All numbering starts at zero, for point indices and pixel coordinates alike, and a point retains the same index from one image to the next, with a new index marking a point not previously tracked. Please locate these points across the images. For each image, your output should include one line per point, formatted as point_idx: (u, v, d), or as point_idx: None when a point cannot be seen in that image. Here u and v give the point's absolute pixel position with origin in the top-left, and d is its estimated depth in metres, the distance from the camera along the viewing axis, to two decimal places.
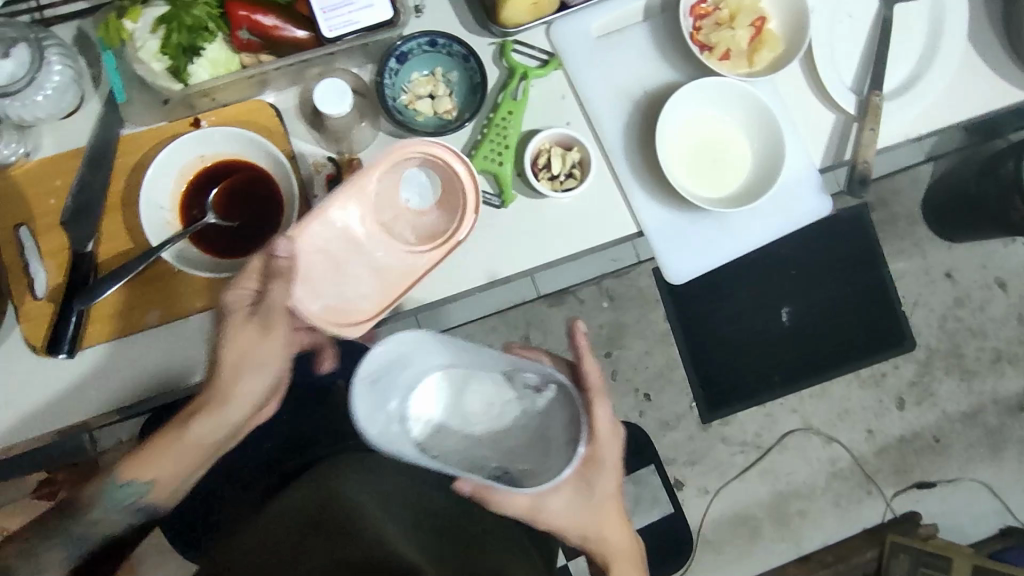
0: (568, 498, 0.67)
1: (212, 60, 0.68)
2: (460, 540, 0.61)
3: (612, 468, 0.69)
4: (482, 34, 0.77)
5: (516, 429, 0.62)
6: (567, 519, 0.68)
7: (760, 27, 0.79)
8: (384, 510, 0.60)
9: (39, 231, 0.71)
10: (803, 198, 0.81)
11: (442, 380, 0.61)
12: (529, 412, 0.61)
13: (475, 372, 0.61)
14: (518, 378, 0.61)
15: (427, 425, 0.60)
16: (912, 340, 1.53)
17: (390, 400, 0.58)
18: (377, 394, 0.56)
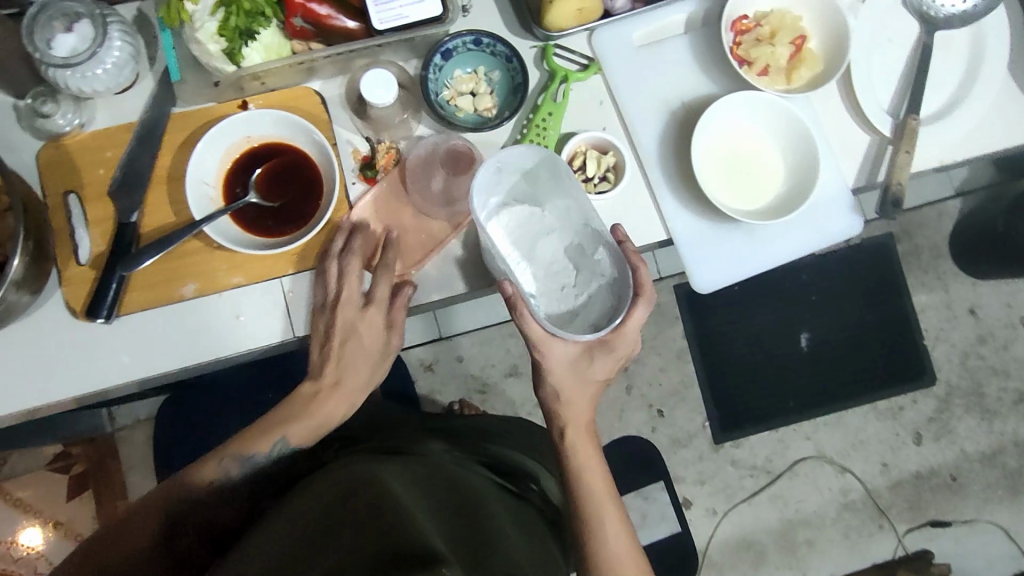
0: (569, 361, 0.75)
1: (265, 44, 0.71)
2: (481, 531, 0.61)
3: (616, 359, 0.77)
4: (525, 36, 0.79)
5: (569, 295, 0.73)
6: (556, 373, 0.75)
7: (800, 46, 0.79)
8: (418, 505, 0.59)
9: (86, 200, 0.73)
10: (834, 215, 0.81)
11: (539, 219, 0.74)
12: (585, 290, 0.73)
13: (571, 233, 0.74)
14: (592, 261, 0.73)
15: (510, 247, 0.73)
16: (932, 375, 1.52)
17: (501, 203, 0.73)
18: (494, 184, 0.72)
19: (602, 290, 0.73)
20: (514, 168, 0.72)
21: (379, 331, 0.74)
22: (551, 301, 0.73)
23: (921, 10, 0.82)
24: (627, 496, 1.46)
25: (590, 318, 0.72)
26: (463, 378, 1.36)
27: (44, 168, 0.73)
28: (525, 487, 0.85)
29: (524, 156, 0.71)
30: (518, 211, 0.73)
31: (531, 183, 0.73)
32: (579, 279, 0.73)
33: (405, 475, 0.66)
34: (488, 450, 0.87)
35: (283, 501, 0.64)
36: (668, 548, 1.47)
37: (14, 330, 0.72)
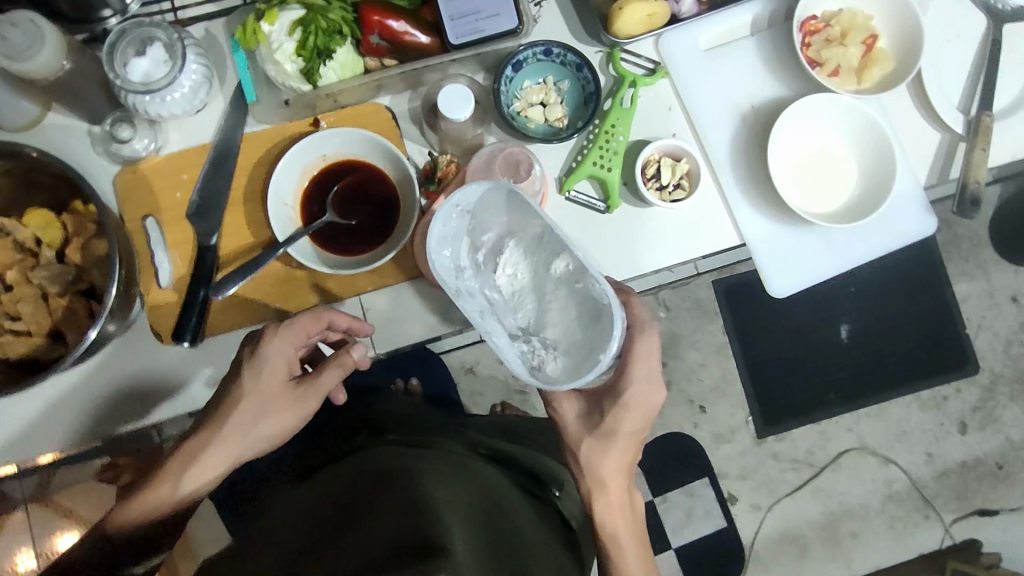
0: (578, 416, 0.75)
1: (341, 63, 0.70)
2: (498, 519, 0.65)
3: (635, 412, 0.73)
4: (590, 43, 0.79)
5: (573, 325, 0.65)
6: (570, 415, 0.76)
7: (871, 45, 0.79)
8: (448, 494, 0.63)
9: (164, 223, 0.74)
10: (908, 215, 0.80)
11: (531, 251, 0.67)
12: (586, 318, 0.65)
13: (560, 259, 0.65)
14: (588, 281, 0.64)
15: (497, 285, 0.67)
16: (975, 365, 1.51)
17: (481, 240, 0.67)
18: (458, 225, 0.67)
19: (600, 318, 0.64)
20: (476, 205, 0.66)
21: (298, 419, 0.69)
22: (555, 340, 0.65)
23: (989, 3, 0.81)
24: (671, 492, 1.48)
25: (598, 350, 0.64)
26: (506, 379, 1.37)
27: (122, 194, 0.74)
28: (548, 492, 0.88)
29: (475, 193, 0.65)
30: (501, 250, 0.67)
31: (500, 212, 0.67)
32: (577, 305, 0.65)
33: (433, 461, 0.70)
34: (513, 450, 0.90)
35: (316, 486, 0.70)
36: (713, 542, 1.48)
37: (99, 355, 0.73)
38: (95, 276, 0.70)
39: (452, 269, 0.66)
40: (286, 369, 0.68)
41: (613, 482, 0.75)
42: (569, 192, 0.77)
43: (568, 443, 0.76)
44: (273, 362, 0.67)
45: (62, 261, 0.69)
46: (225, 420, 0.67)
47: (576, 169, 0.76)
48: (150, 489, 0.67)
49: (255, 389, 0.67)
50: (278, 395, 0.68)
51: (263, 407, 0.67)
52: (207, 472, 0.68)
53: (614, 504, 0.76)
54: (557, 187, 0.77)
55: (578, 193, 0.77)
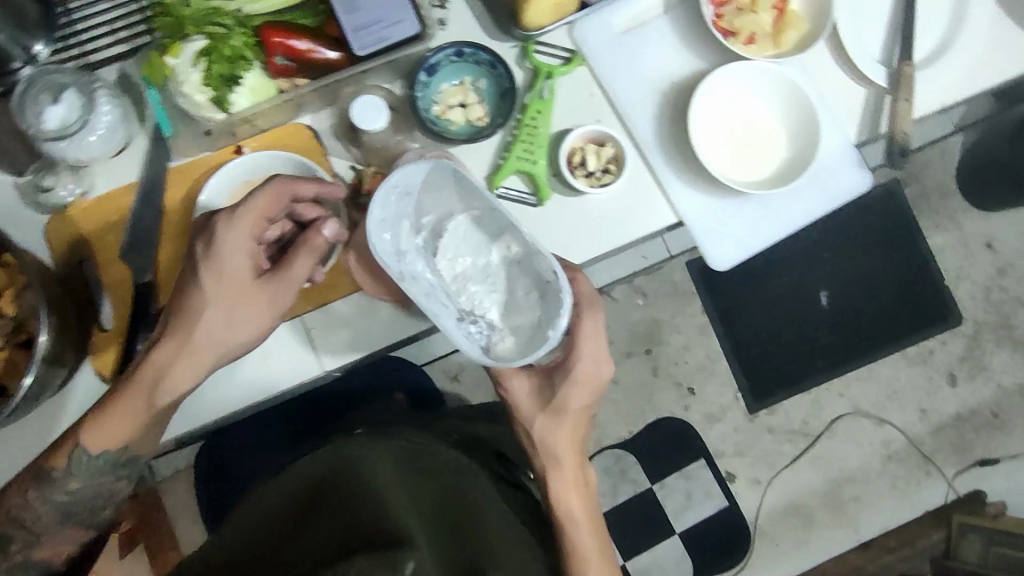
0: (531, 392, 0.76)
1: (250, 87, 0.70)
2: (460, 503, 0.72)
3: (584, 386, 0.74)
4: (503, 38, 0.79)
5: (521, 300, 0.72)
6: (524, 397, 0.76)
7: (783, 9, 0.79)
8: (400, 499, 0.68)
9: (100, 266, 0.74)
10: (840, 173, 0.80)
11: (473, 232, 0.73)
12: (532, 296, 0.72)
13: (505, 241, 0.72)
14: (532, 263, 0.71)
15: (441, 267, 0.73)
16: (958, 316, 1.51)
17: (422, 224, 0.73)
18: (400, 206, 0.71)
19: (545, 295, 0.71)
20: (416, 188, 0.71)
21: (271, 316, 0.70)
22: (504, 318, 0.72)
23: None
24: (669, 478, 1.47)
25: (544, 324, 0.70)
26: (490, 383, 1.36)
27: (55, 242, 0.74)
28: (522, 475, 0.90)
29: (416, 175, 0.69)
30: (442, 233, 0.73)
31: (441, 195, 0.72)
32: (523, 282, 0.72)
33: (388, 452, 0.75)
34: (489, 430, 0.94)
35: (280, 484, 0.75)
36: (716, 523, 1.47)
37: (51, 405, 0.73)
38: (28, 326, 0.69)
39: (399, 250, 0.70)
40: (251, 261, 0.68)
41: (566, 457, 0.76)
42: (499, 188, 0.76)
43: (522, 421, 0.76)
44: (232, 257, 0.67)
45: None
46: (193, 327, 0.68)
47: (503, 166, 0.76)
48: (126, 392, 0.68)
49: (221, 281, 0.67)
50: (244, 295, 0.68)
51: (234, 300, 0.68)
52: (182, 375, 0.68)
53: (567, 481, 0.76)
54: (486, 185, 0.77)
55: (507, 189, 0.77)
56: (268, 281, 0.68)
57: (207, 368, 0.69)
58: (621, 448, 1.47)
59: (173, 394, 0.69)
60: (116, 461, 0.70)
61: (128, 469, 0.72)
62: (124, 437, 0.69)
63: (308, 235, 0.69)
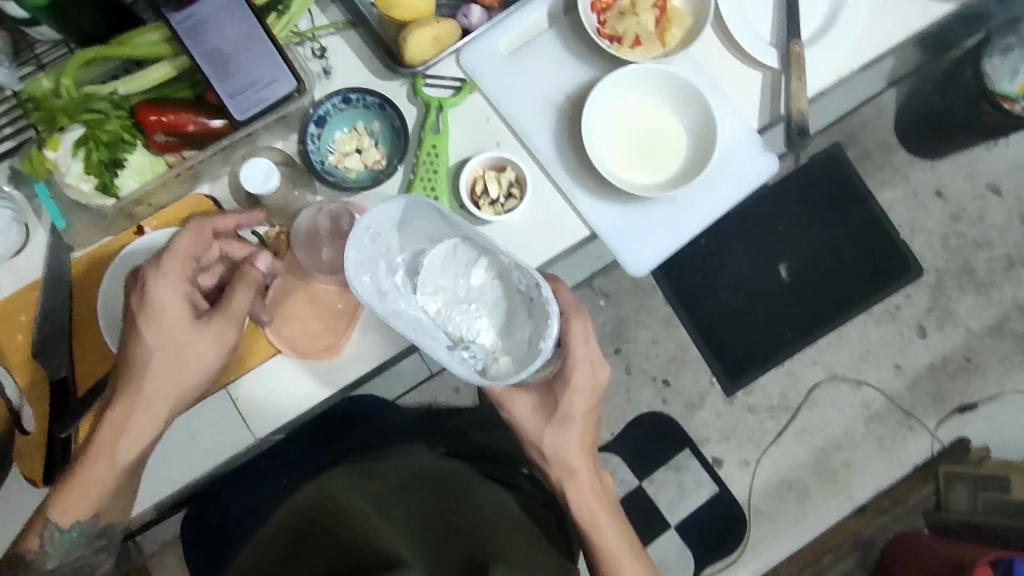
0: (532, 406, 0.74)
1: (137, 168, 0.69)
2: (453, 504, 0.70)
3: (582, 392, 0.72)
4: (391, 77, 0.78)
5: (512, 317, 0.66)
6: (527, 420, 0.74)
7: (663, 7, 0.78)
8: (382, 515, 0.64)
9: (15, 369, 0.73)
10: (747, 160, 0.80)
11: (453, 258, 0.67)
12: (521, 311, 0.66)
13: (485, 259, 0.66)
14: (516, 278, 0.65)
15: (426, 301, 0.67)
16: (918, 267, 1.51)
17: (396, 262, 0.67)
18: (376, 247, 0.66)
19: (535, 309, 0.65)
20: (389, 227, 0.66)
21: (221, 352, 0.67)
22: (498, 341, 0.66)
23: None
24: (657, 473, 1.46)
25: (537, 340, 0.65)
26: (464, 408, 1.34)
27: None
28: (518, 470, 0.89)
29: (392, 211, 0.65)
30: (419, 269, 0.67)
31: (415, 231, 0.68)
32: (511, 298, 0.66)
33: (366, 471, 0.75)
34: (489, 441, 0.93)
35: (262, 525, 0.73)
36: (711, 510, 1.45)
37: None
38: None
39: (379, 291, 0.65)
40: (187, 305, 0.66)
41: (580, 464, 0.74)
42: None
43: (529, 435, 0.75)
44: (169, 303, 0.64)
45: None
46: (143, 378, 0.65)
47: None
48: (86, 467, 0.65)
49: (161, 334, 0.65)
50: (188, 338, 0.65)
51: (178, 347, 0.65)
52: (142, 428, 0.66)
53: (583, 487, 0.75)
54: None
55: None
56: (209, 322, 0.66)
57: (163, 422, 0.67)
58: (606, 450, 1.46)
59: (136, 449, 0.66)
60: (91, 530, 0.67)
61: (106, 537, 0.69)
62: (95, 503, 0.66)
63: (244, 271, 0.68)
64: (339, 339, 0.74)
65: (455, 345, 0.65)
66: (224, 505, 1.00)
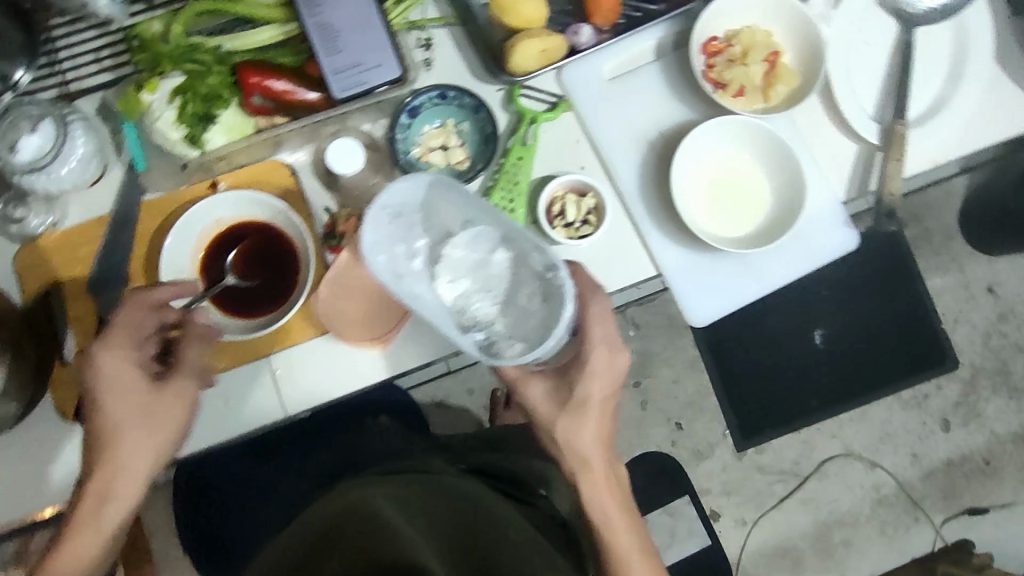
0: (547, 391, 0.70)
1: (226, 125, 0.69)
2: (479, 532, 0.63)
3: (602, 377, 0.68)
4: (489, 81, 0.77)
5: (526, 301, 0.61)
6: (543, 411, 0.70)
7: (775, 62, 0.78)
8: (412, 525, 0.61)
9: (66, 299, 0.73)
10: (828, 229, 0.78)
11: (471, 241, 0.60)
12: (536, 293, 0.61)
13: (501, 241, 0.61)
14: (533, 261, 0.61)
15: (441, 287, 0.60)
16: (955, 359, 1.43)
17: (417, 247, 0.60)
18: (394, 224, 0.60)
19: (550, 291, 0.61)
20: (411, 206, 0.60)
21: (188, 409, 0.66)
22: (516, 327, 0.60)
23: (898, 8, 0.80)
24: (653, 514, 1.43)
25: (552, 322, 0.61)
26: (479, 410, 1.32)
27: (22, 272, 0.73)
28: (534, 492, 0.82)
29: (410, 190, 0.59)
30: (440, 257, 0.60)
31: (437, 210, 0.61)
32: (526, 280, 0.61)
33: (394, 492, 0.67)
34: (495, 459, 0.86)
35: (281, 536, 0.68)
36: (700, 561, 1.43)
37: (11, 435, 0.72)
38: None
39: (392, 270, 0.60)
40: (142, 372, 0.64)
41: (594, 456, 0.71)
42: None
43: (543, 423, 0.71)
44: (129, 383, 0.64)
45: None
46: (113, 453, 0.64)
47: None
48: (67, 550, 0.63)
49: (121, 405, 0.63)
50: (149, 406, 0.64)
51: (141, 414, 0.64)
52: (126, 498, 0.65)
53: (597, 481, 0.71)
54: None
55: None
56: (168, 383, 0.65)
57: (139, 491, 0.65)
58: None
59: (121, 516, 0.64)
60: None
61: None
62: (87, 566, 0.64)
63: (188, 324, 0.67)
64: (388, 330, 0.73)
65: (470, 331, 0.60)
66: (236, 492, 0.98)
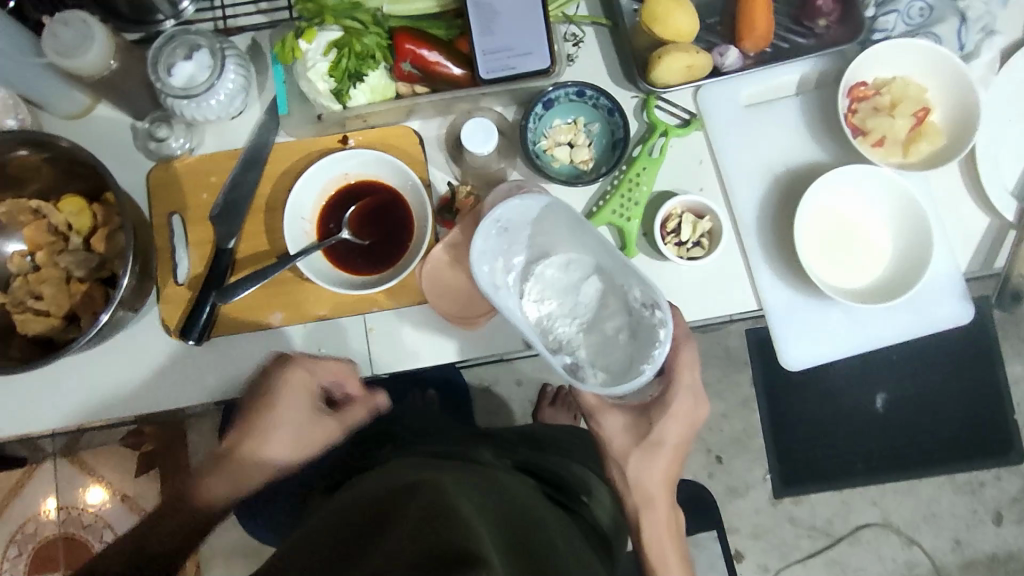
0: (625, 425, 0.70)
1: (371, 86, 0.71)
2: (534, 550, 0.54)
3: (682, 422, 0.70)
4: (627, 87, 0.77)
5: (613, 336, 0.62)
6: (617, 447, 0.71)
7: (923, 118, 0.75)
8: (472, 516, 0.53)
9: (189, 222, 0.76)
10: (941, 301, 0.76)
11: (568, 268, 0.64)
12: (625, 330, 0.62)
13: (598, 274, 0.63)
14: (629, 296, 0.62)
15: (531, 305, 0.63)
16: (1021, 454, 1.36)
17: (515, 262, 0.64)
18: (500, 238, 0.64)
19: (639, 330, 0.62)
20: (520, 222, 0.64)
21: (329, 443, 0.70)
22: (599, 354, 0.62)
23: None
24: None
25: (638, 360, 0.62)
26: (526, 402, 1.32)
27: (153, 187, 0.76)
28: (575, 499, 0.74)
29: (522, 209, 0.64)
30: (532, 275, 0.64)
31: (543, 233, 0.65)
32: (616, 315, 0.62)
33: (450, 479, 0.59)
34: (539, 459, 0.77)
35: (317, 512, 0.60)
36: None
37: (116, 339, 0.76)
38: (116, 265, 0.72)
39: (490, 280, 0.63)
40: (314, 399, 0.69)
41: (659, 499, 0.72)
42: None
43: (613, 457, 0.71)
44: (299, 407, 0.68)
45: (86, 248, 0.72)
46: (257, 445, 0.67)
47: (596, 215, 0.74)
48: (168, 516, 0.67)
49: (290, 414, 0.67)
50: (307, 425, 0.68)
51: (299, 429, 0.68)
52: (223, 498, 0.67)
53: (657, 516, 0.72)
54: None
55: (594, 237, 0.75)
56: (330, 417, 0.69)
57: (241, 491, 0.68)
58: None
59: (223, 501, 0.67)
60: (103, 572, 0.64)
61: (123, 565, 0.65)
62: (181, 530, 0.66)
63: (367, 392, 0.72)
64: (479, 315, 0.73)
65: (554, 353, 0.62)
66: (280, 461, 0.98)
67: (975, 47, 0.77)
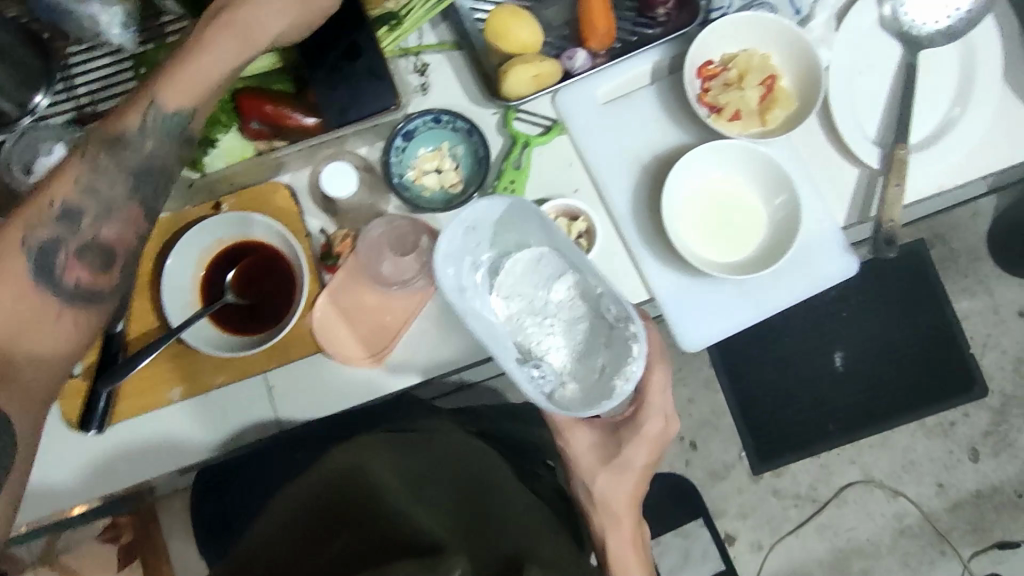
0: (593, 444, 0.71)
1: (226, 149, 0.72)
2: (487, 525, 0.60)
3: (647, 442, 0.70)
4: (484, 104, 0.79)
5: (590, 340, 0.64)
6: (585, 466, 0.71)
7: (771, 86, 0.77)
8: (421, 505, 0.59)
9: None
10: (826, 255, 0.77)
11: (536, 266, 0.66)
12: (598, 339, 0.64)
13: (568, 279, 0.65)
14: (603, 305, 0.64)
15: (500, 308, 0.65)
16: (983, 389, 1.35)
17: (481, 259, 0.66)
18: (465, 236, 0.65)
19: (613, 340, 0.64)
20: (485, 222, 0.65)
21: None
22: (569, 367, 0.64)
23: (903, 31, 0.79)
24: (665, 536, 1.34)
25: (611, 372, 0.63)
26: None
27: None
28: (532, 469, 0.82)
29: (490, 209, 0.64)
30: (499, 270, 0.66)
31: (509, 230, 0.66)
32: (590, 320, 0.65)
33: (404, 463, 0.65)
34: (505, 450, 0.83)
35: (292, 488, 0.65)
36: None
37: None
38: None
39: (456, 284, 0.64)
40: None
41: (625, 515, 0.71)
42: None
43: (579, 476, 0.71)
44: None
45: None
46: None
47: None
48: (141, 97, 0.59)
49: None
50: None
51: None
52: (220, 65, 0.60)
53: (624, 533, 0.71)
54: None
55: None
56: None
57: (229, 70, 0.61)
58: None
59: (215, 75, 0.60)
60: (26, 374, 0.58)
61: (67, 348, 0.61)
62: (192, 90, 0.59)
63: None
64: (384, 347, 0.75)
65: (527, 360, 0.63)
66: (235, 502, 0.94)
67: (810, 10, 0.79)
